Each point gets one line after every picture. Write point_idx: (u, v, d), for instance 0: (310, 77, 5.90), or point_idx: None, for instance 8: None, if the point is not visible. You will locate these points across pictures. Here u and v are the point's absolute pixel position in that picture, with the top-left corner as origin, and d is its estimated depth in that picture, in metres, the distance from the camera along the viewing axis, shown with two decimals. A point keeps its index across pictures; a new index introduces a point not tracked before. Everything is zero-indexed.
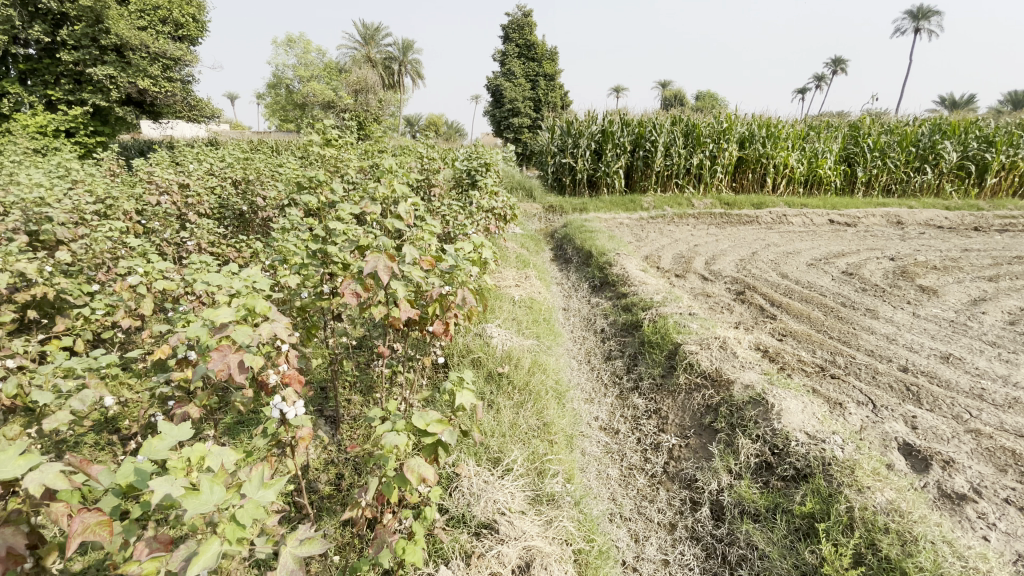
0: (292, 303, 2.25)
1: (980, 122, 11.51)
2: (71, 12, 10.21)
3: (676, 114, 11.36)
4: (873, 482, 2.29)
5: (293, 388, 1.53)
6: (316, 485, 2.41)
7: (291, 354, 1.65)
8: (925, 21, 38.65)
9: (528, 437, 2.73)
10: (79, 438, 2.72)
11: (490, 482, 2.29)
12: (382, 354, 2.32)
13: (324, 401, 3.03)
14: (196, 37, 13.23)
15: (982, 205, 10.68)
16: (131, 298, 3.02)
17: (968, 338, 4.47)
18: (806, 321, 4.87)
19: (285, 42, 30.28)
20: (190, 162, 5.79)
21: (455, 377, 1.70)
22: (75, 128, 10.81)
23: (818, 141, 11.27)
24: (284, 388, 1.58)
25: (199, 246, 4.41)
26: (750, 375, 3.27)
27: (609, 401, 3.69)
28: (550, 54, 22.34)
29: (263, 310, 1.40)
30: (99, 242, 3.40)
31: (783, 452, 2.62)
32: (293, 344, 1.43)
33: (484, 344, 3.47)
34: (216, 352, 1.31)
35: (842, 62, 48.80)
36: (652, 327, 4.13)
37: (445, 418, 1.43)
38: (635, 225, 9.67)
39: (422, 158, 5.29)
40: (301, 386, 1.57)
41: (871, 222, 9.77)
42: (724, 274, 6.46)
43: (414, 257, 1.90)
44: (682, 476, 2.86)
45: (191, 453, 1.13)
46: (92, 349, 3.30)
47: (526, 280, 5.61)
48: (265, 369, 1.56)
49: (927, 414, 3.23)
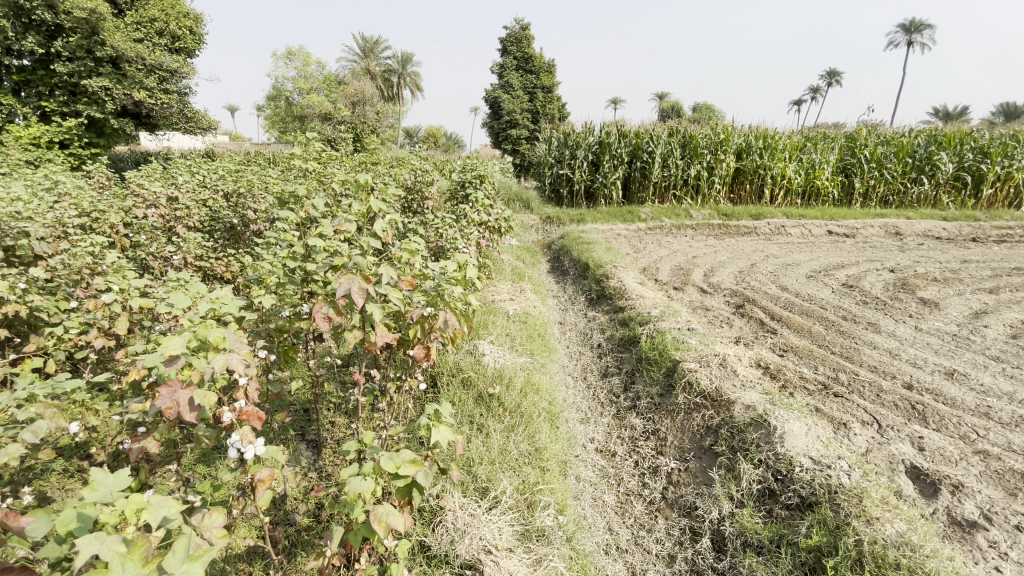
0: (268, 324, 2.14)
1: (975, 133, 11.51)
2: (66, 23, 10.20)
3: (673, 124, 11.34)
4: (883, 512, 2.16)
5: (251, 425, 1.42)
6: (294, 517, 2.28)
7: (251, 389, 1.54)
8: (918, 33, 38.92)
9: (519, 464, 2.60)
10: (47, 465, 2.58)
11: (477, 515, 2.16)
12: (359, 379, 2.21)
13: (307, 424, 2.91)
14: (192, 50, 13.27)
15: (980, 216, 10.64)
16: (106, 317, 2.89)
17: (971, 353, 4.36)
18: (807, 336, 4.76)
19: (285, 55, 30.51)
20: (180, 175, 5.71)
21: (433, 410, 1.58)
22: (70, 139, 10.74)
23: (815, 152, 11.24)
24: (242, 425, 1.46)
25: (185, 261, 4.31)
26: (751, 395, 3.14)
27: (606, 421, 3.56)
28: (547, 65, 22.45)
29: (215, 341, 1.31)
30: (77, 257, 3.30)
31: (786, 479, 2.49)
32: (250, 377, 1.34)
33: (475, 362, 3.34)
34: (164, 388, 1.24)
35: (837, 75, 49.20)
36: (649, 344, 4.01)
37: (420, 458, 1.31)
38: (632, 236, 9.58)
39: (415, 170, 5.20)
40: (262, 422, 1.46)
41: (869, 233, 9.71)
42: (723, 287, 6.37)
43: (392, 278, 1.80)
44: (682, 503, 2.73)
45: (126, 506, 1.07)
46: (66, 369, 3.17)
47: (521, 293, 5.50)
48: (220, 406, 1.45)
49: (934, 434, 3.11)
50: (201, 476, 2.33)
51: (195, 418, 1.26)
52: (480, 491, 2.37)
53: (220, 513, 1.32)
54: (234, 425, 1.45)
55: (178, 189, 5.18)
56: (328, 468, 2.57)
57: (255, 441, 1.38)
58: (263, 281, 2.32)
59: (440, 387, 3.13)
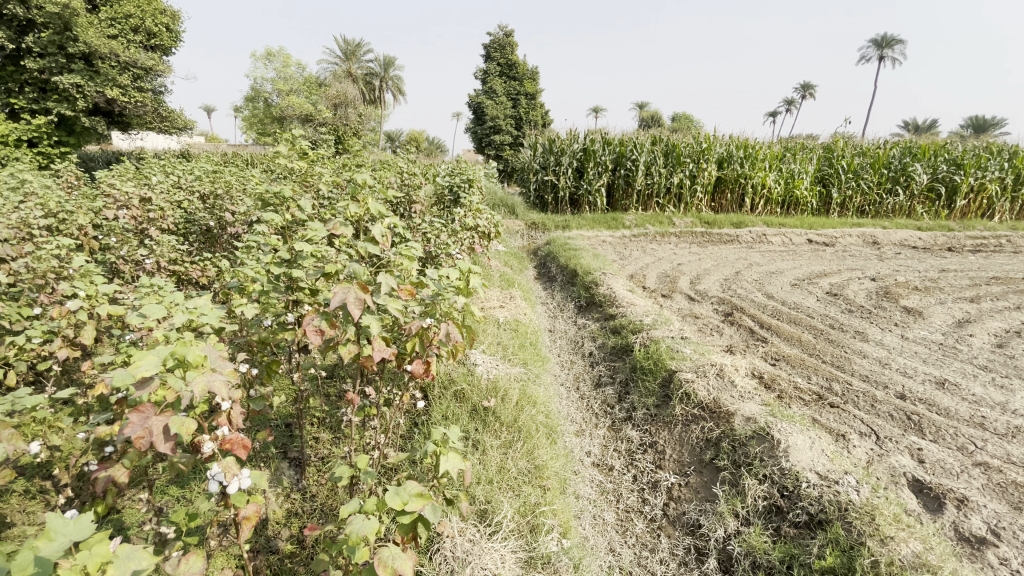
0: (249, 335, 1.97)
1: (947, 146, 11.82)
2: (37, 18, 9.82)
3: (656, 132, 11.41)
4: (897, 531, 2.10)
5: (235, 456, 1.26)
6: (276, 543, 2.12)
7: (237, 413, 1.39)
8: (888, 49, 40.30)
9: (518, 484, 2.47)
10: (5, 487, 2.36)
11: (477, 542, 2.03)
12: (351, 399, 2.06)
13: (289, 441, 2.74)
14: (168, 47, 12.89)
15: (953, 226, 10.93)
16: (72, 326, 2.67)
17: (959, 362, 4.38)
18: (797, 345, 4.74)
19: (264, 55, 29.98)
20: (155, 175, 5.45)
21: (439, 435, 1.46)
22: (38, 137, 10.27)
23: (794, 162, 11.40)
24: (225, 454, 1.30)
25: (158, 265, 4.09)
26: (750, 407, 3.06)
27: (601, 434, 3.45)
28: (530, 73, 22.56)
29: (196, 360, 1.13)
30: (43, 260, 3.04)
31: (793, 495, 2.42)
32: (236, 401, 1.16)
33: (467, 373, 3.22)
34: (135, 414, 1.07)
35: (811, 88, 50.47)
36: (644, 353, 3.92)
37: (428, 492, 1.18)
38: (618, 243, 9.56)
39: (403, 173, 5.04)
40: (247, 451, 1.30)
41: (848, 242, 9.87)
42: (710, 295, 6.36)
43: (391, 287, 1.66)
44: (685, 521, 2.64)
45: (90, 559, 0.90)
46: (27, 382, 2.93)
47: (511, 300, 5.38)
48: (200, 432, 1.29)
49: (932, 445, 3.08)
50: (175, 501, 2.14)
51: (169, 450, 1.09)
52: (479, 514, 2.24)
53: (201, 556, 1.17)
54: (216, 455, 1.29)
55: (152, 189, 4.93)
56: (313, 488, 2.42)
57: (241, 473, 1.24)
58: (244, 288, 2.15)
59: (431, 400, 2.99)
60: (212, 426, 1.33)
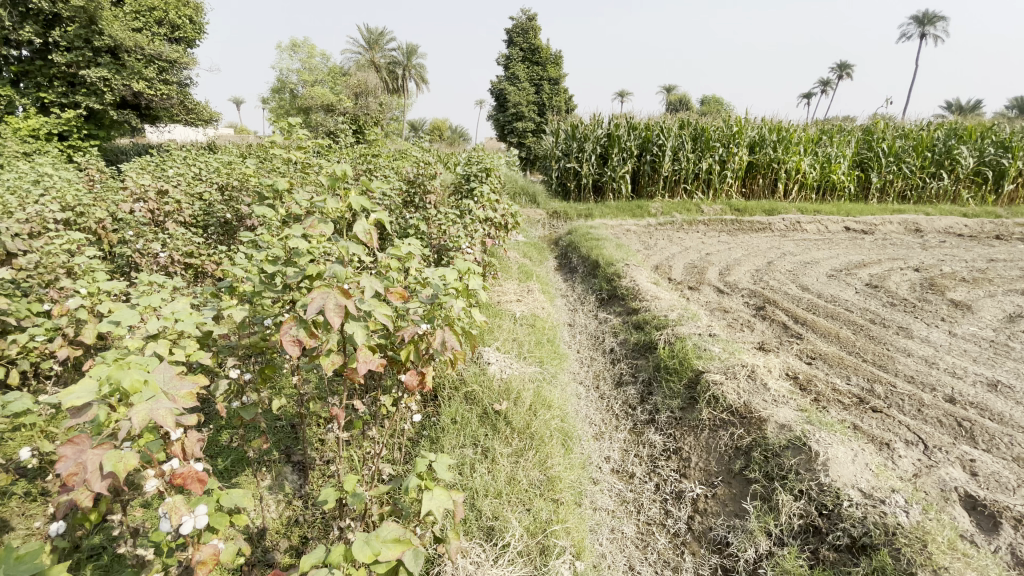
0: (243, 337, 1.88)
1: (997, 126, 11.03)
2: (64, 12, 10.03)
3: (684, 115, 10.94)
4: (952, 561, 1.88)
5: (187, 491, 1.18)
6: (273, 555, 2.01)
7: (195, 440, 1.31)
8: (931, 27, 38.22)
9: (529, 497, 2.33)
10: (4, 490, 2.31)
11: (481, 567, 1.94)
12: (335, 415, 1.95)
13: (294, 443, 2.66)
14: (193, 40, 13.00)
15: (1002, 212, 10.22)
16: (73, 323, 2.60)
17: (1013, 362, 4.01)
18: (835, 342, 4.42)
19: (289, 46, 30.13)
20: (173, 167, 5.41)
21: (424, 467, 1.32)
22: (68, 131, 10.49)
23: (831, 146, 10.78)
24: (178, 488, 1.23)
25: (172, 258, 4.08)
26: (785, 413, 2.82)
27: (621, 437, 3.26)
28: (553, 57, 22.01)
29: (134, 386, 1.04)
30: (52, 256, 2.98)
31: (833, 515, 2.20)
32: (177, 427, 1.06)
33: (479, 373, 3.08)
34: (69, 447, 1.01)
35: (848, 69, 48.14)
36: (669, 351, 3.69)
37: (406, 537, 1.09)
38: (642, 232, 9.24)
39: (418, 162, 4.83)
40: (202, 485, 1.23)
41: (887, 229, 9.31)
42: (740, 287, 6.03)
43: (377, 291, 1.52)
44: (710, 537, 2.45)
45: None
46: (32, 381, 2.87)
47: (529, 294, 5.21)
48: (151, 467, 1.21)
49: (985, 456, 2.78)
50: None
51: (102, 489, 1.01)
52: (486, 533, 2.14)
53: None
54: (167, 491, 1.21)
55: (169, 182, 4.88)
56: (316, 495, 2.33)
57: (192, 513, 1.16)
58: (236, 289, 2.04)
59: (440, 403, 2.87)
60: (162, 457, 1.25)
